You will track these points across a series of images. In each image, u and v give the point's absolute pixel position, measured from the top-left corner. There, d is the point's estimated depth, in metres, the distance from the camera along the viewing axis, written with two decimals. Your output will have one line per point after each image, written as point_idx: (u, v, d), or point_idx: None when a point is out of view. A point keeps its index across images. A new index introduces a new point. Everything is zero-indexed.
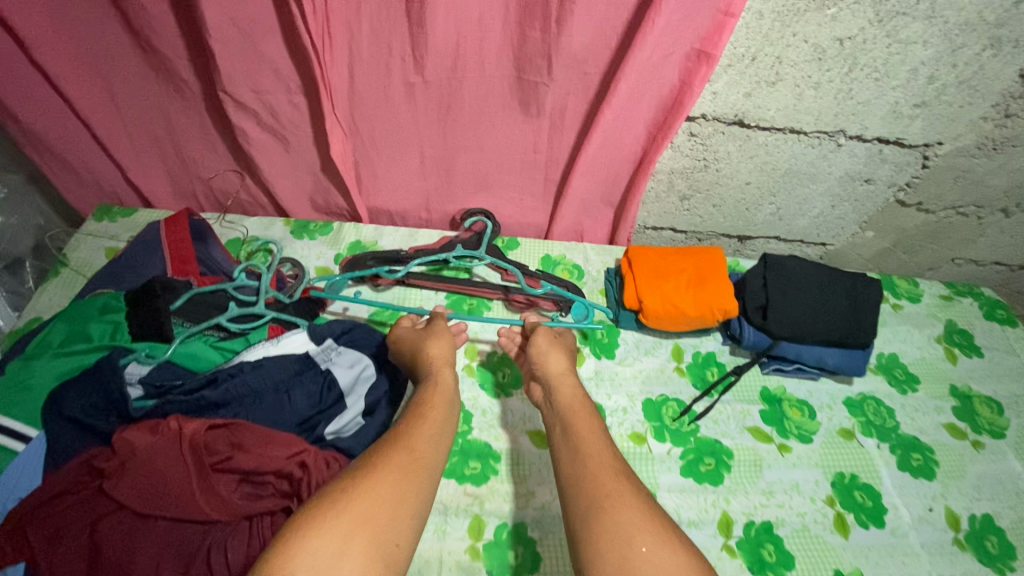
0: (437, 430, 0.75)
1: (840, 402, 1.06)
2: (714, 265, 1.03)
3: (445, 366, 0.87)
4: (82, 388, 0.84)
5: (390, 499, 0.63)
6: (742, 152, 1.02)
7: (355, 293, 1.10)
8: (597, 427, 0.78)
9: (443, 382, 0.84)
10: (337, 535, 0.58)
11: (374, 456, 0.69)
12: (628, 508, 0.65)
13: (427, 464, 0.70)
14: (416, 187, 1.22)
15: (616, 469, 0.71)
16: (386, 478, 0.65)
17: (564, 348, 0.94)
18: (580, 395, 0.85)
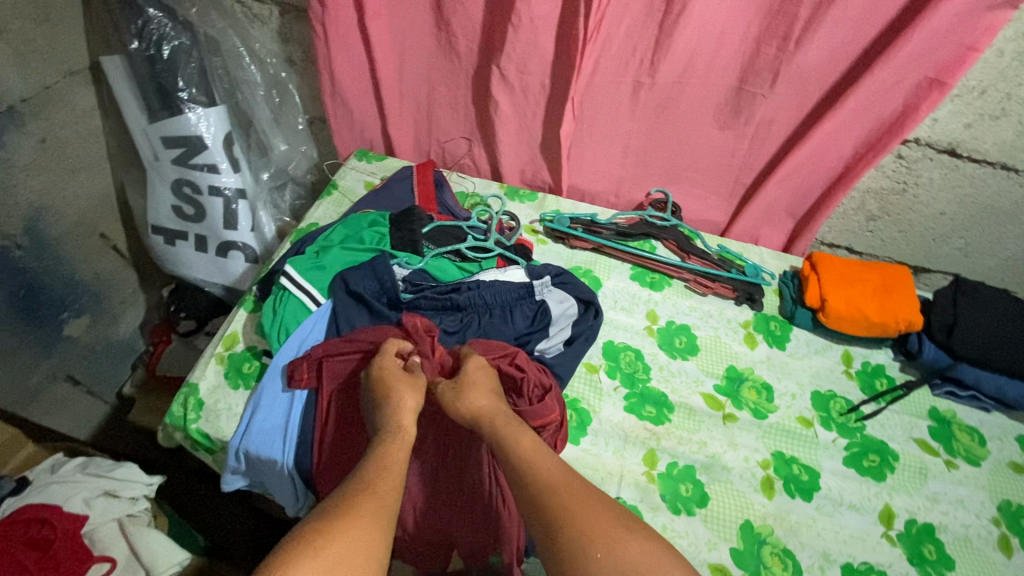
0: (399, 478, 0.71)
1: (1011, 436, 1.06)
2: (902, 281, 1.09)
3: (409, 420, 0.82)
4: (364, 272, 1.06)
5: (361, 545, 0.58)
6: (944, 181, 1.10)
7: (555, 249, 1.27)
8: (533, 442, 0.77)
9: (396, 433, 0.79)
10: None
11: (336, 505, 0.63)
12: (584, 512, 0.64)
13: (390, 506, 0.66)
14: (613, 173, 1.39)
15: (568, 485, 0.69)
16: (354, 527, 0.60)
17: (491, 383, 0.89)
18: (511, 421, 0.82)
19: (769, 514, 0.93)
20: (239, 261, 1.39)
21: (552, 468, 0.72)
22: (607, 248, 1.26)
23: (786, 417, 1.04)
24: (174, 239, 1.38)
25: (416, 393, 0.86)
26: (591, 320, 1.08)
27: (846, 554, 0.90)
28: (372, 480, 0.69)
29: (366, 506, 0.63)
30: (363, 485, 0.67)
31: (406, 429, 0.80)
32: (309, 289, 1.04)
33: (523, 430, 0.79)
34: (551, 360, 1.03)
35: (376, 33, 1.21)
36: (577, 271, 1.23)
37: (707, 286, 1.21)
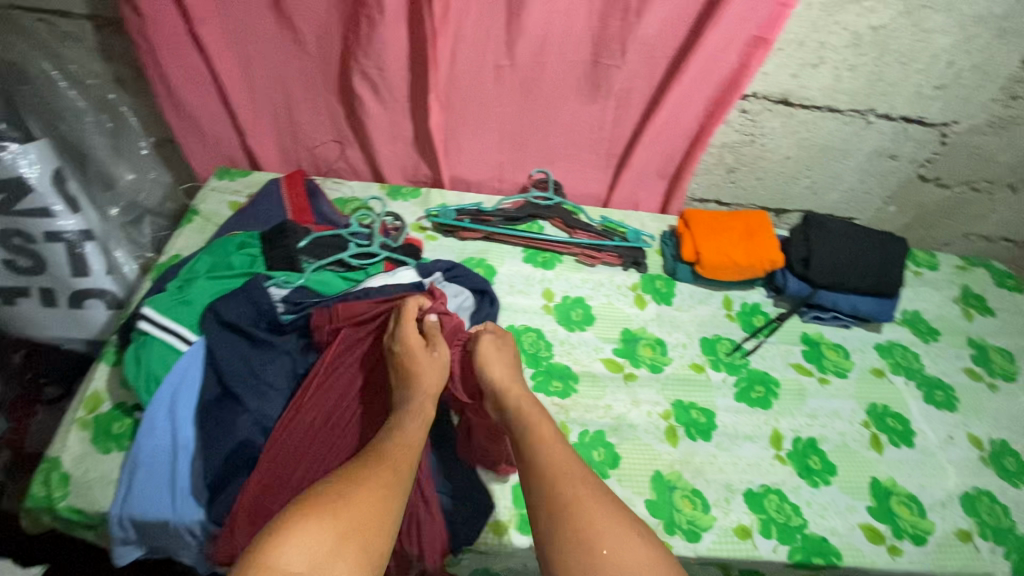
0: (412, 447, 0.79)
1: (870, 346, 1.20)
2: (762, 225, 1.19)
3: (427, 397, 0.89)
4: (235, 300, 0.97)
5: (372, 504, 0.67)
6: (784, 128, 1.20)
7: (444, 243, 1.24)
8: (552, 434, 0.81)
9: (414, 406, 0.86)
10: (324, 539, 0.61)
11: (352, 468, 0.72)
12: (588, 507, 0.70)
13: (404, 474, 0.74)
14: (493, 158, 1.38)
15: (576, 476, 0.74)
16: (366, 490, 0.68)
17: (512, 360, 0.96)
18: (532, 405, 0.87)
19: (676, 461, 0.99)
20: (100, 309, 1.23)
21: (567, 460, 0.77)
22: (496, 235, 1.25)
23: (679, 366, 1.11)
24: (13, 298, 1.19)
25: (439, 372, 0.93)
26: (489, 308, 1.09)
27: (746, 481, 0.98)
28: (385, 447, 0.77)
29: (379, 473, 0.71)
30: (380, 452, 0.76)
31: (424, 405, 0.87)
32: (176, 328, 0.95)
33: (541, 416, 0.84)
34: None
35: (210, 41, 1.12)
36: (470, 262, 1.21)
37: (595, 257, 1.25)
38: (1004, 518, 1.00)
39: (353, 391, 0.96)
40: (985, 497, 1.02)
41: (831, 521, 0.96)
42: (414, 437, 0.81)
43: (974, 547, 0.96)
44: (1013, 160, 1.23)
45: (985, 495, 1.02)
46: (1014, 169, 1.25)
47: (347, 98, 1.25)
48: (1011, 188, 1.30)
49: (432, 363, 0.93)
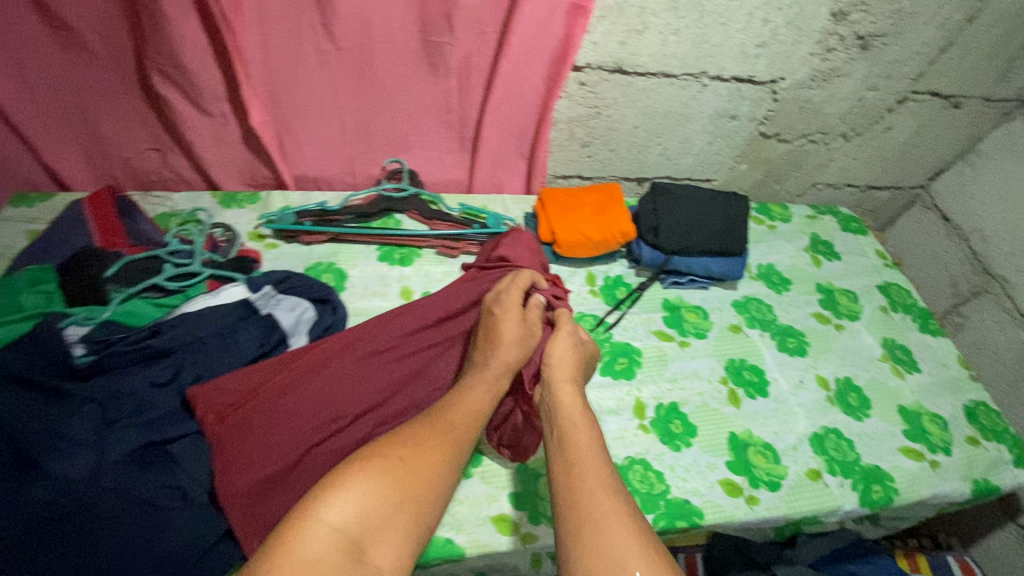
0: (468, 419, 0.83)
1: (728, 304, 1.24)
2: (614, 199, 1.19)
3: (504, 368, 0.91)
4: (21, 349, 0.83)
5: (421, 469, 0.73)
6: (625, 97, 1.19)
7: (287, 250, 1.14)
8: (593, 438, 0.79)
9: (487, 369, 0.90)
10: (371, 501, 0.67)
11: (411, 434, 0.77)
12: (619, 525, 0.65)
13: (457, 444, 0.79)
14: (340, 153, 1.28)
15: (612, 492, 0.69)
16: (421, 459, 0.74)
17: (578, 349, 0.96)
18: (580, 402, 0.85)
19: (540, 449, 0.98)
20: None
21: (602, 466, 0.74)
22: (346, 236, 1.16)
23: None
24: None
25: (517, 348, 0.92)
26: (332, 316, 1.01)
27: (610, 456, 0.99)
28: (445, 416, 0.82)
29: (434, 444, 0.77)
30: (437, 422, 0.81)
31: (498, 378, 0.90)
32: None
33: (588, 425, 0.81)
34: None
35: None
36: (316, 268, 1.12)
37: (454, 248, 1.20)
38: (850, 451, 1.07)
39: (327, 402, 0.89)
40: (832, 434, 1.08)
41: (692, 482, 0.98)
42: (474, 407, 0.85)
43: (824, 484, 1.02)
44: (841, 111, 1.30)
45: (832, 432, 1.08)
46: (842, 119, 1.32)
47: (154, 99, 1.11)
48: (844, 137, 1.37)
49: (516, 336, 0.93)
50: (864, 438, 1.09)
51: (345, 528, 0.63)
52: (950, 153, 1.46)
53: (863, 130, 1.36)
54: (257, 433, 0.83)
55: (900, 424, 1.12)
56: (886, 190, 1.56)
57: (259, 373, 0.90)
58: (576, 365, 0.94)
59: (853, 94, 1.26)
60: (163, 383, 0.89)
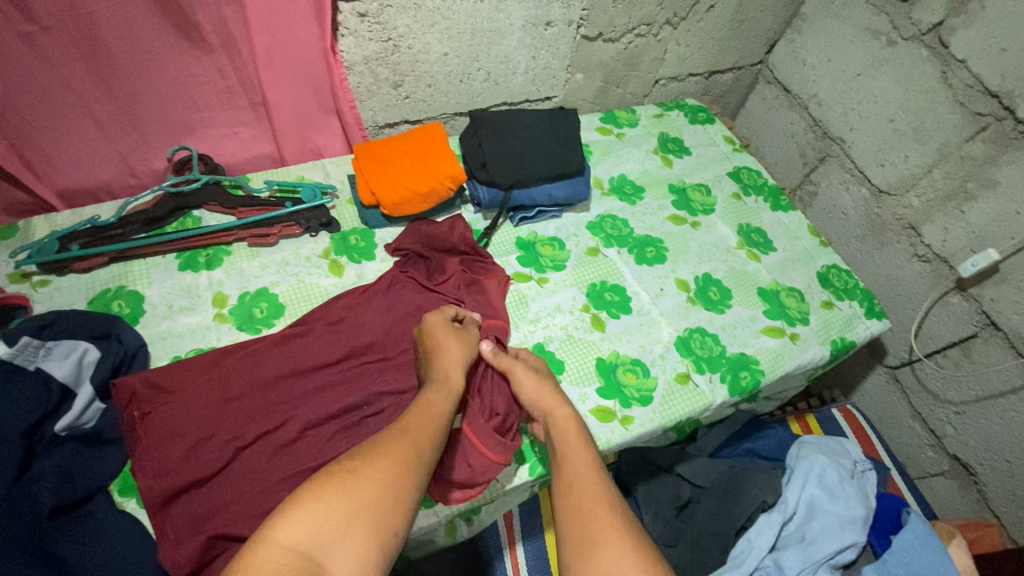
0: (436, 417, 0.75)
1: (583, 227, 1.18)
2: (435, 140, 1.08)
3: (450, 368, 0.81)
4: None
5: (389, 474, 0.66)
6: (420, 23, 1.05)
7: (63, 283, 0.96)
8: (587, 458, 0.78)
9: (441, 377, 0.80)
10: (335, 520, 0.61)
11: (377, 446, 0.69)
12: (615, 551, 0.67)
13: (423, 444, 0.71)
14: (108, 154, 1.07)
15: (604, 507, 0.71)
16: (391, 466, 0.67)
17: (540, 370, 0.89)
18: (565, 417, 0.83)
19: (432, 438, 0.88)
20: None
21: (598, 489, 0.74)
22: (132, 250, 0.99)
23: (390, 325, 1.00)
24: None
25: (470, 353, 0.85)
26: (122, 347, 0.87)
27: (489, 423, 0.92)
28: (408, 420, 0.73)
29: (402, 445, 0.70)
30: (404, 425, 0.72)
31: (453, 380, 0.80)
32: None
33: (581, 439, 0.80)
34: (89, 431, 0.83)
35: None
36: (103, 296, 0.95)
37: (269, 233, 1.05)
38: (716, 346, 1.07)
39: (215, 430, 0.83)
40: (696, 334, 1.08)
41: None
42: (443, 406, 0.77)
43: (694, 385, 1.02)
44: None
45: (696, 332, 1.08)
46: (662, 5, 1.24)
47: None
48: (671, 24, 1.30)
49: (471, 348, 0.86)
50: (727, 329, 1.10)
51: (306, 550, 0.58)
52: (779, 22, 1.44)
53: (687, 14, 1.30)
54: (161, 425, 0.82)
55: (761, 306, 1.14)
56: (728, 72, 1.53)
57: (161, 369, 0.88)
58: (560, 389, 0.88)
59: None
60: None
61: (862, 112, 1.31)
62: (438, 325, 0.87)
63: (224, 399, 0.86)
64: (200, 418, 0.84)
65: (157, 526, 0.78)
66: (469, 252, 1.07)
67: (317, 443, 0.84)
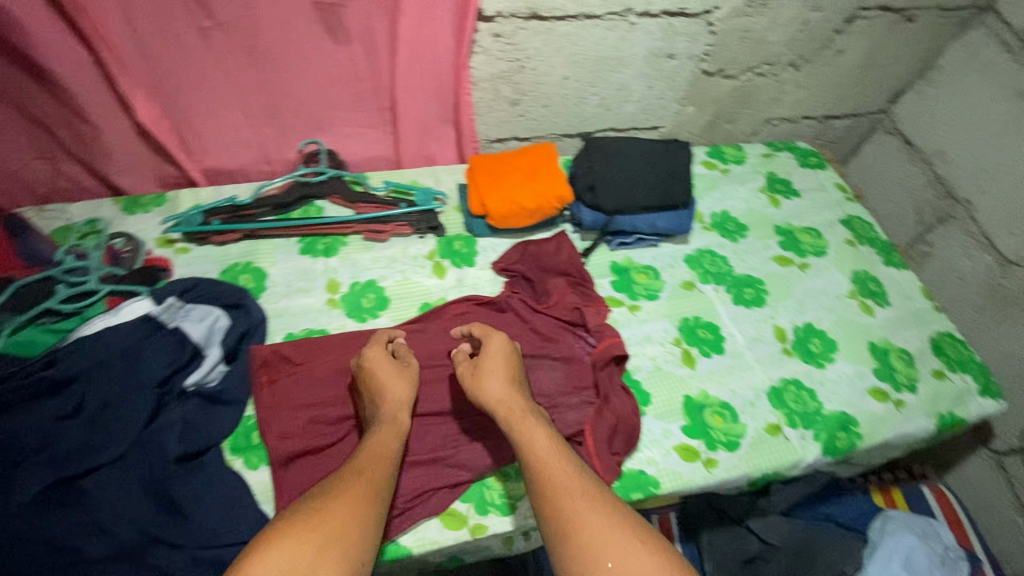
0: (387, 456, 0.76)
1: (680, 260, 1.17)
2: (547, 159, 1.12)
3: (398, 405, 0.83)
4: None
5: (346, 513, 0.66)
6: (549, 46, 1.09)
7: (200, 253, 1.06)
8: (548, 439, 0.76)
9: (379, 418, 0.81)
10: (306, 550, 0.61)
11: (333, 486, 0.70)
12: (590, 527, 0.66)
13: (376, 482, 0.72)
14: (249, 141, 1.17)
15: (575, 487, 0.70)
16: (343, 502, 0.68)
17: (489, 366, 0.85)
18: (519, 403, 0.81)
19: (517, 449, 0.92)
20: None
21: (563, 471, 0.72)
22: (262, 231, 1.08)
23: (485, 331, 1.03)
24: None
25: (404, 382, 0.86)
26: (248, 319, 0.95)
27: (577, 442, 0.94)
28: (363, 458, 0.75)
29: (355, 483, 0.71)
30: (356, 467, 0.73)
31: (394, 417, 0.82)
32: None
33: (536, 424, 0.78)
34: (210, 390, 0.90)
35: None
36: (235, 270, 1.04)
37: (382, 231, 1.12)
38: (811, 401, 1.03)
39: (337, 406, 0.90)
40: (791, 385, 1.04)
41: (646, 451, 0.94)
42: (389, 444, 0.78)
43: (784, 438, 0.99)
44: (786, 38, 1.20)
45: (792, 383, 1.04)
46: (789, 46, 1.22)
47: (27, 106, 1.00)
48: (794, 66, 1.28)
49: (399, 377, 0.86)
50: (827, 384, 1.05)
51: None
52: (909, 72, 1.38)
53: (813, 57, 1.27)
54: (287, 393, 0.90)
55: (868, 363, 1.09)
56: (845, 118, 1.47)
57: (297, 341, 0.95)
58: (511, 376, 0.85)
59: (796, 18, 1.16)
60: (67, 415, 0.83)
61: (996, 174, 1.23)
62: (380, 364, 0.87)
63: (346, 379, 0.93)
64: (320, 392, 0.91)
65: (275, 482, 0.84)
66: (575, 276, 1.09)
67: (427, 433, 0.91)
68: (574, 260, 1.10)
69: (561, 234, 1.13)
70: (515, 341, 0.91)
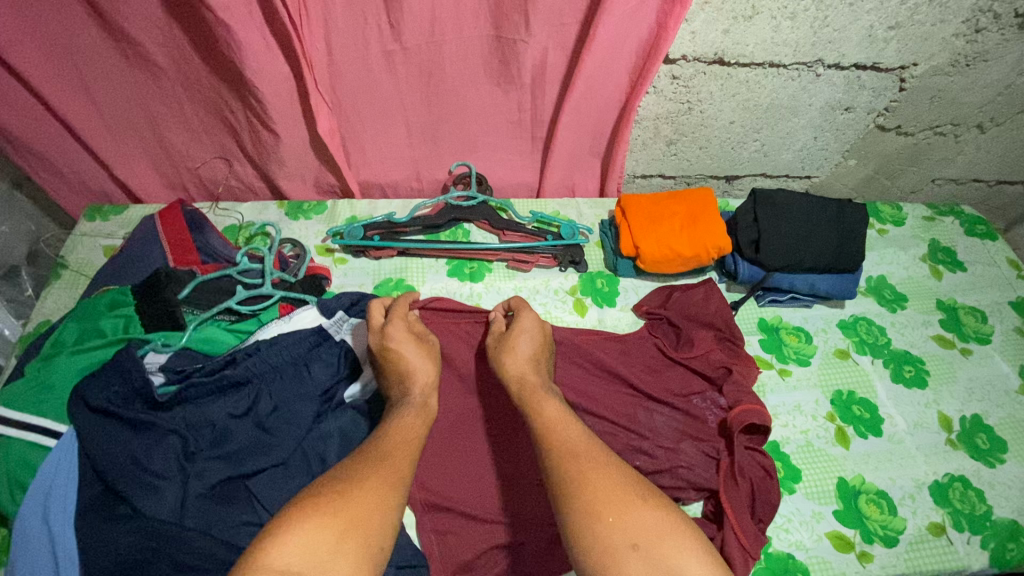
0: (412, 440, 0.73)
1: (834, 325, 1.10)
2: (706, 205, 1.08)
3: (421, 386, 0.82)
4: (105, 378, 0.85)
5: (373, 496, 0.63)
6: (723, 91, 1.05)
7: (356, 265, 1.10)
8: (558, 410, 0.77)
9: (410, 402, 0.80)
10: (326, 532, 0.58)
11: (357, 465, 0.67)
12: (595, 485, 0.65)
13: (404, 469, 0.69)
14: (405, 158, 1.20)
15: (582, 449, 0.70)
16: (368, 484, 0.64)
17: (512, 345, 0.88)
18: (536, 379, 0.83)
19: None
20: None
21: (573, 434, 0.72)
22: (413, 250, 1.10)
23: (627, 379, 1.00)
24: None
25: (431, 365, 0.85)
26: None
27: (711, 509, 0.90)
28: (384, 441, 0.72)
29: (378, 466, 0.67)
30: (383, 451, 0.70)
31: (426, 404, 0.81)
32: (38, 422, 0.82)
33: (549, 399, 0.79)
34: (364, 405, 0.92)
35: (32, 70, 0.95)
36: (387, 286, 1.08)
37: (527, 261, 1.12)
38: (979, 504, 0.93)
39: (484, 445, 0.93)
40: (957, 483, 0.95)
41: (796, 533, 0.88)
42: (415, 430, 0.75)
43: (947, 541, 0.90)
44: (982, 99, 1.11)
45: (957, 481, 0.95)
46: (982, 108, 1.13)
47: (220, 111, 1.06)
48: (980, 128, 1.17)
49: (433, 358, 0.86)
50: (997, 488, 0.95)
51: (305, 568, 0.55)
52: None
53: (1004, 120, 1.16)
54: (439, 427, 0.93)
55: None
56: (1020, 185, 1.34)
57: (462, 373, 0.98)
58: (535, 352, 0.88)
59: (1000, 80, 1.07)
60: (239, 414, 0.87)
61: None
62: (406, 332, 0.86)
63: (494, 419, 0.94)
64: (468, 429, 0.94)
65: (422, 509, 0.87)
66: (723, 331, 1.04)
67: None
68: (725, 316, 1.05)
69: (710, 283, 1.09)
70: (546, 322, 0.94)
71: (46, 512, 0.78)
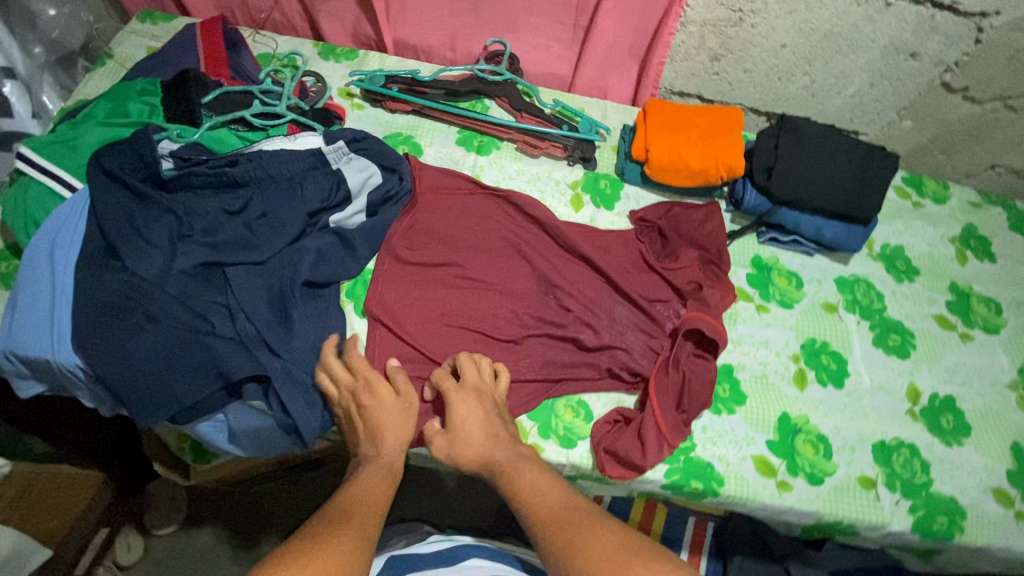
0: (376, 500, 0.69)
1: (830, 278, 1.06)
2: (729, 124, 1.04)
3: (394, 454, 0.77)
4: (121, 149, 0.92)
5: (343, 550, 0.58)
6: (780, 5, 0.99)
7: (371, 113, 1.13)
8: (535, 476, 0.73)
9: (377, 463, 0.75)
10: None
11: (325, 522, 0.63)
12: (593, 544, 0.62)
13: (370, 524, 0.65)
14: (443, 23, 1.18)
15: (574, 511, 0.68)
16: (338, 539, 0.59)
17: (457, 429, 0.78)
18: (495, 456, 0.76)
19: (592, 389, 0.92)
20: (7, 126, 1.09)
21: (561, 506, 0.69)
22: (428, 110, 1.11)
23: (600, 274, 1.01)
24: None
25: (411, 426, 0.80)
26: (398, 185, 1.01)
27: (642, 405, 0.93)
28: (354, 502, 0.67)
29: (345, 529, 0.62)
30: (346, 511, 0.65)
31: (394, 464, 0.76)
32: (59, 173, 0.91)
33: (518, 473, 0.73)
34: (344, 232, 0.97)
35: None
36: (396, 138, 1.10)
37: (536, 146, 1.11)
38: (920, 473, 0.92)
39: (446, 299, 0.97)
40: (904, 449, 0.93)
41: (722, 448, 0.89)
42: (379, 493, 0.71)
43: (875, 496, 0.89)
44: None
45: (905, 447, 0.93)
46: None
47: None
48: None
49: (407, 421, 0.80)
50: (946, 465, 0.93)
51: None
52: None
53: None
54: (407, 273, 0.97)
55: (1003, 462, 0.95)
56: None
57: (447, 231, 1.01)
58: (489, 433, 0.78)
59: None
60: (233, 211, 0.93)
61: None
62: (385, 410, 0.79)
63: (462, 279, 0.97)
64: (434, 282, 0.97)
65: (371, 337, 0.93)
66: (711, 254, 1.02)
67: (531, 355, 0.93)
68: (716, 239, 1.03)
69: (713, 207, 1.06)
70: (483, 391, 0.83)
71: (52, 249, 0.87)
